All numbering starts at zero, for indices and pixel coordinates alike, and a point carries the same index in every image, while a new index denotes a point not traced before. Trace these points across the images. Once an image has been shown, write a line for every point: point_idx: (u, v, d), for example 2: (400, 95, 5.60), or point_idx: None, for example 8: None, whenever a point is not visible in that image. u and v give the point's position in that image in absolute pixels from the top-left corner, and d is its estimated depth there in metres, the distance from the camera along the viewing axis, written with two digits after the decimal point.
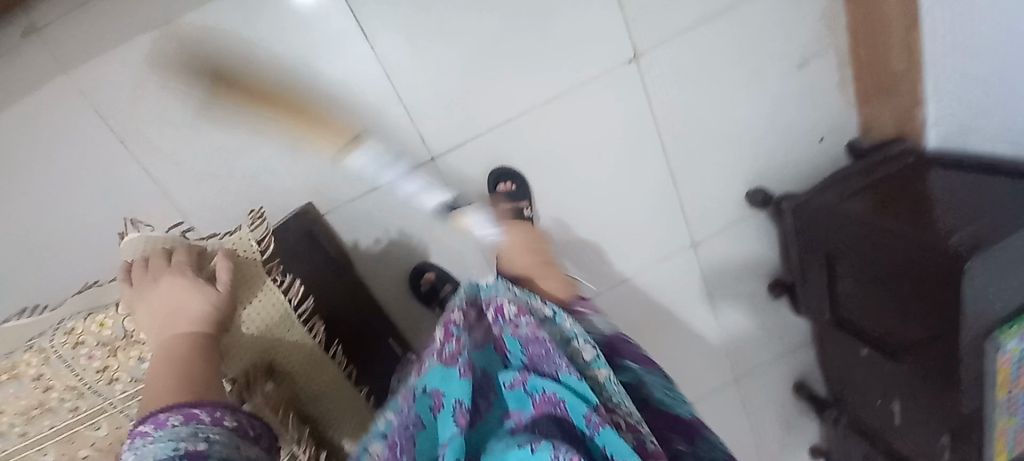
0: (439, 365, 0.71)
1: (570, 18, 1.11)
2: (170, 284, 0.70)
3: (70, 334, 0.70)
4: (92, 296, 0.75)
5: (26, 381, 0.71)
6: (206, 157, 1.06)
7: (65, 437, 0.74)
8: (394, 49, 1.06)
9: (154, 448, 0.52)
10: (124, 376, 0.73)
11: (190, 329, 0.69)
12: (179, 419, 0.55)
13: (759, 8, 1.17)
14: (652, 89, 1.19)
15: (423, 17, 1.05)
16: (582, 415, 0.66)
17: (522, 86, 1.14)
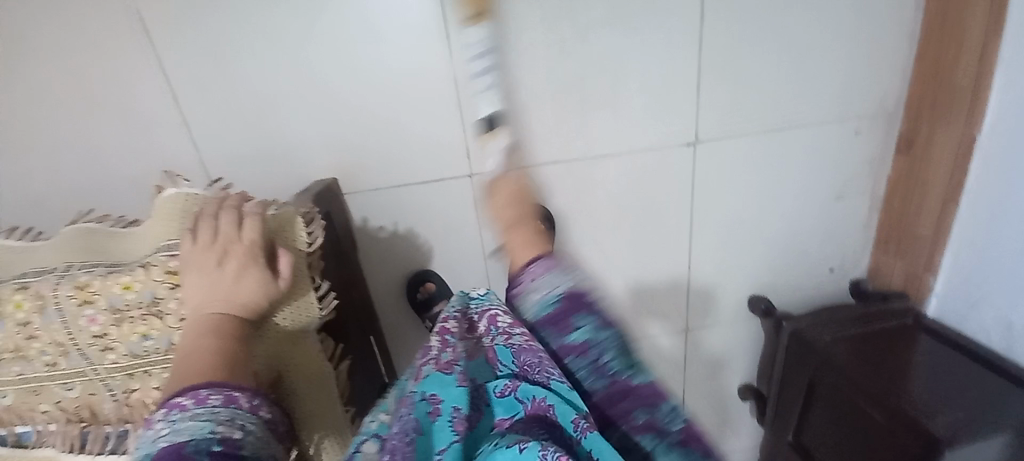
0: (433, 372, 0.64)
1: (643, 85, 1.09)
2: (240, 270, 0.53)
3: (26, 293, 0.51)
4: (86, 240, 0.53)
5: (10, 323, 0.52)
6: (238, 107, 0.99)
7: (30, 388, 0.55)
8: (466, 59, 1.02)
9: (193, 427, 0.45)
10: (67, 363, 0.53)
11: (232, 329, 0.53)
12: (219, 400, 0.48)
13: (818, 137, 1.20)
14: (699, 178, 1.20)
15: (505, 36, 1.01)
16: (570, 421, 0.61)
17: (577, 135, 1.11)
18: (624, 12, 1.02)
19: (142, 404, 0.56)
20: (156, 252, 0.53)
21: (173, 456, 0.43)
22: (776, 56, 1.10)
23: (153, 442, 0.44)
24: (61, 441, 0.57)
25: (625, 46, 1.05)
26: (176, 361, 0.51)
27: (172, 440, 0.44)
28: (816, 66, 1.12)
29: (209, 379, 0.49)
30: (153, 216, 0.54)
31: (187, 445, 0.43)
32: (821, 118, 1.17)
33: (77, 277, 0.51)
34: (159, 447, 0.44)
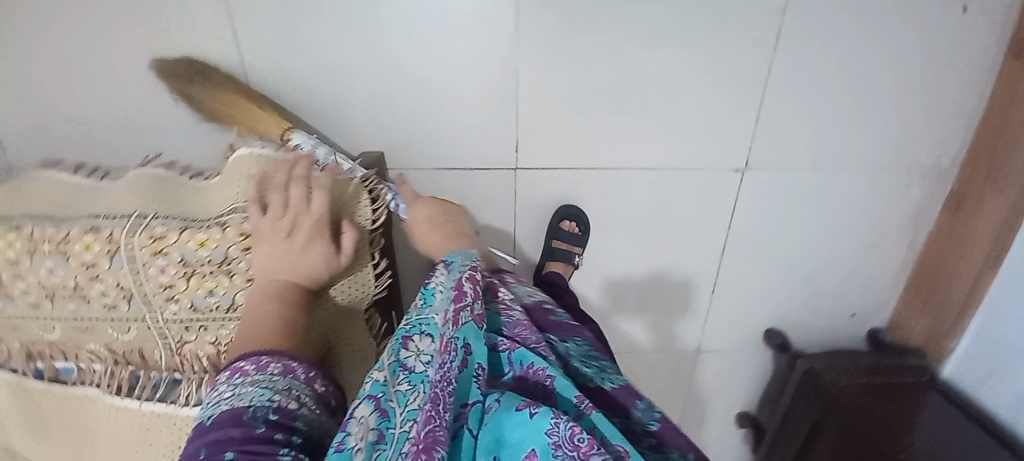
0: (471, 322, 0.59)
1: (703, 104, 1.07)
2: (308, 242, 0.53)
3: (98, 237, 0.51)
4: (168, 186, 0.57)
5: (74, 263, 0.52)
6: (294, 66, 0.96)
7: (79, 327, 0.56)
8: (528, 52, 0.99)
9: (252, 393, 0.44)
10: (128, 306, 0.54)
11: (297, 296, 0.53)
12: (278, 368, 0.48)
13: (869, 185, 1.18)
14: (740, 205, 1.19)
15: (574, 33, 0.98)
16: (571, 397, 0.58)
17: (627, 144, 1.10)
18: (694, 29, 0.99)
19: (195, 358, 0.57)
20: (234, 213, 0.53)
21: (232, 421, 0.43)
22: (842, 95, 1.07)
23: (214, 404, 0.45)
24: (106, 383, 0.57)
25: (690, 63, 1.02)
26: (241, 321, 0.52)
27: (232, 405, 0.44)
28: (879, 112, 1.10)
29: (269, 346, 0.49)
30: (230, 173, 0.57)
31: (246, 412, 0.43)
32: (875, 167, 1.15)
33: (153, 228, 0.51)
34: (219, 410, 0.44)
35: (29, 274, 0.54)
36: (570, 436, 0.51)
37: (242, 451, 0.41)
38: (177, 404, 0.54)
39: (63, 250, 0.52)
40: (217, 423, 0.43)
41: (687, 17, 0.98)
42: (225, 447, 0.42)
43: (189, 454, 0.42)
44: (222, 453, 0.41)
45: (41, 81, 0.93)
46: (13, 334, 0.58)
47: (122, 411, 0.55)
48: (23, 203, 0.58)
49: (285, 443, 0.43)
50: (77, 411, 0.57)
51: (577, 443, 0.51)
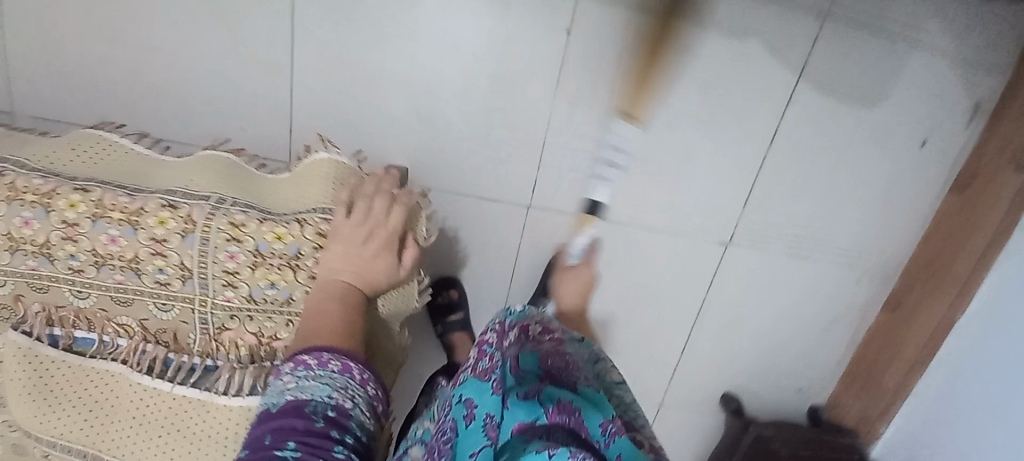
0: (471, 379, 0.59)
1: (702, 180, 1.18)
2: (378, 253, 0.55)
3: (175, 213, 0.52)
4: (238, 172, 0.58)
5: (141, 233, 0.52)
6: (339, 77, 1.01)
7: (121, 298, 0.55)
8: (561, 105, 1.06)
9: (314, 387, 0.45)
10: (182, 286, 0.54)
11: (358, 300, 0.55)
12: (339, 366, 0.48)
13: (833, 277, 1.31)
14: (720, 275, 1.29)
15: (603, 95, 1.06)
16: (598, 424, 0.58)
17: (632, 202, 1.19)
18: (708, 114, 1.11)
19: (233, 346, 0.57)
20: (314, 212, 0.55)
21: (295, 410, 0.44)
22: (820, 193, 1.21)
23: (279, 393, 0.46)
24: (133, 360, 0.56)
25: (697, 141, 1.13)
26: (302, 315, 0.53)
27: (296, 396, 0.45)
28: (850, 215, 1.24)
29: (330, 344, 0.50)
30: (303, 173, 0.59)
31: (307, 405, 0.44)
32: (839, 262, 1.29)
33: (233, 214, 0.53)
34: (284, 399, 0.45)
35: (84, 239, 0.53)
36: None
37: (301, 443, 0.42)
38: (212, 392, 0.54)
39: (133, 220, 0.52)
40: (281, 412, 0.44)
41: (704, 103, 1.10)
42: (286, 436, 0.42)
43: (253, 438, 0.43)
44: (283, 441, 0.42)
45: (97, 49, 0.96)
46: (39, 294, 0.56)
47: (148, 391, 0.54)
48: (76, 162, 0.56)
49: (340, 441, 0.43)
50: (94, 385, 0.55)
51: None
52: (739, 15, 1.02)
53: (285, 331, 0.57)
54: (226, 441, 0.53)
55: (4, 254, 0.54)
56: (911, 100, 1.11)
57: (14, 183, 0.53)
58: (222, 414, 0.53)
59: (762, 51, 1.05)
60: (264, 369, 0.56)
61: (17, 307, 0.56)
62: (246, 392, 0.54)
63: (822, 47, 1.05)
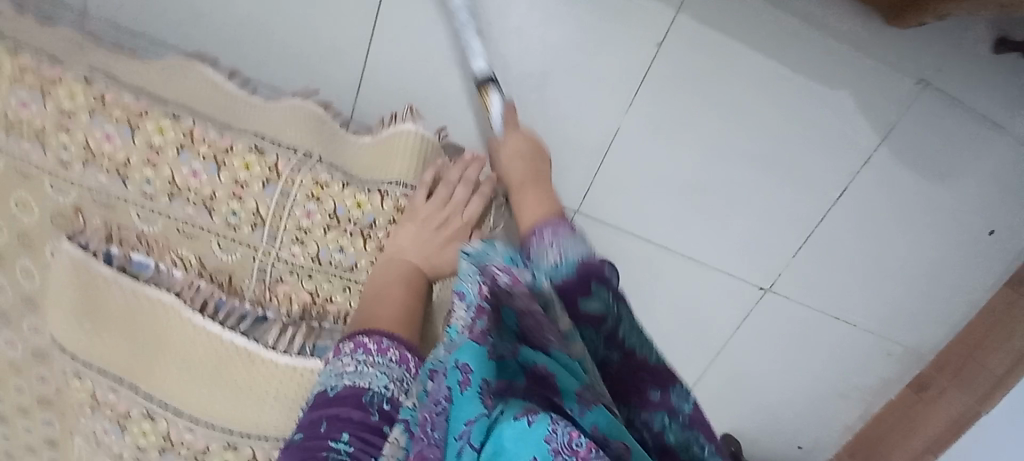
0: (467, 341, 0.34)
1: (764, 214, 0.94)
2: (448, 240, 0.55)
3: (263, 160, 0.52)
4: (324, 128, 0.57)
5: (225, 172, 0.52)
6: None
7: (187, 232, 0.53)
8: (636, 109, 0.87)
9: (373, 376, 0.44)
10: (250, 233, 0.53)
11: (421, 285, 0.54)
12: (395, 356, 0.46)
13: (883, 364, 1.09)
14: (751, 318, 1.04)
15: (688, 106, 0.86)
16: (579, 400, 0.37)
17: (680, 231, 0.96)
18: (774, 156, 0.90)
19: (286, 300, 0.56)
20: (396, 185, 0.55)
21: (350, 398, 0.42)
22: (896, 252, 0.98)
23: (336, 375, 0.44)
24: (187, 294, 0.53)
25: (771, 177, 0.92)
26: (366, 290, 0.53)
27: (354, 383, 0.43)
28: (922, 302, 1.03)
29: (390, 331, 0.48)
30: (384, 142, 0.58)
31: (366, 395, 0.42)
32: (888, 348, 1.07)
33: (318, 173, 0.53)
34: (341, 383, 0.43)
35: (164, 167, 0.52)
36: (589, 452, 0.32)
37: (355, 437, 0.40)
38: (261, 345, 0.52)
39: (219, 158, 0.51)
40: (338, 398, 0.42)
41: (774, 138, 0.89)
42: (340, 426, 0.41)
43: (308, 422, 0.41)
44: (339, 432, 0.40)
45: None
46: (103, 211, 0.53)
47: (196, 332, 0.52)
48: (170, 86, 0.55)
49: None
50: (141, 314, 0.52)
51: (578, 449, 0.33)
52: (840, 60, 0.85)
53: (340, 296, 0.56)
54: (268, 396, 0.52)
55: (77, 165, 0.52)
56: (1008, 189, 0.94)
57: (101, 95, 0.51)
58: (268, 369, 0.52)
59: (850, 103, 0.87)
60: (312, 331, 0.55)
61: (76, 220, 0.53)
62: (295, 350, 0.53)
63: (920, 115, 0.88)
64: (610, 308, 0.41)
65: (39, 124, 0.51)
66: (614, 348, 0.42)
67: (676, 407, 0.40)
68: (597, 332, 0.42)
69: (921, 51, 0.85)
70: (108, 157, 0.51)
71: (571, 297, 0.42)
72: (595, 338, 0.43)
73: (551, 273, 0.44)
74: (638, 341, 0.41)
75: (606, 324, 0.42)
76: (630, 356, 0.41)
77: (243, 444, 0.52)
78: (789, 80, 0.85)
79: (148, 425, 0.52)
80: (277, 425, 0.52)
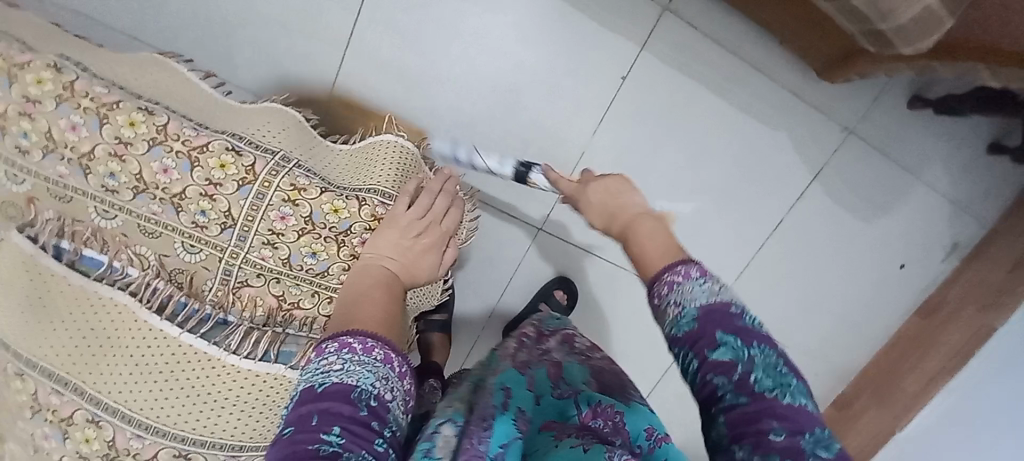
0: (511, 369, 0.49)
1: (718, 239, 0.98)
2: (423, 250, 0.56)
3: (239, 160, 0.52)
4: (303, 133, 0.59)
5: (199, 170, 0.51)
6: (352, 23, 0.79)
7: (150, 229, 0.52)
8: (604, 130, 0.89)
9: (360, 373, 0.43)
10: (219, 233, 0.52)
11: (398, 292, 0.54)
12: (381, 356, 0.46)
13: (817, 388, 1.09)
14: None
15: (654, 131, 0.90)
16: (641, 429, 0.46)
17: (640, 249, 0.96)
18: (712, 185, 0.94)
19: (251, 303, 0.55)
20: (374, 195, 0.56)
21: (339, 394, 0.41)
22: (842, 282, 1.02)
23: (323, 373, 0.43)
24: (144, 293, 0.51)
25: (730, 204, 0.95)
26: (342, 295, 0.53)
27: (342, 379, 0.42)
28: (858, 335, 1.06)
29: (373, 332, 0.48)
30: (363, 152, 0.60)
31: (354, 391, 0.42)
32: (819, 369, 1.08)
33: (296, 176, 0.53)
34: (329, 380, 0.42)
35: (132, 161, 0.50)
36: None
37: (346, 430, 0.39)
38: (222, 349, 0.51)
39: (194, 156, 0.51)
40: (327, 394, 0.41)
41: (718, 166, 0.93)
42: (331, 419, 0.39)
43: (297, 417, 0.40)
44: (330, 425, 0.39)
45: None
46: (58, 204, 0.51)
47: (153, 332, 0.50)
48: (142, 83, 0.54)
49: (380, 433, 0.40)
50: (95, 313, 0.50)
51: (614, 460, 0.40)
52: (785, 100, 0.90)
53: (309, 302, 0.56)
54: (226, 400, 0.50)
55: (37, 153, 0.49)
56: (922, 227, 0.99)
57: (71, 82, 0.49)
58: (229, 373, 0.51)
59: (789, 141, 0.92)
60: (277, 335, 0.54)
61: (28, 211, 0.50)
62: (259, 356, 0.52)
63: (849, 155, 0.94)
64: (738, 352, 0.39)
65: (1, 109, 0.48)
66: (743, 393, 0.37)
67: (807, 458, 0.34)
68: (727, 378, 0.38)
69: (848, 97, 0.91)
70: (72, 148, 0.49)
71: (697, 349, 0.40)
72: (726, 387, 0.38)
73: (674, 323, 0.42)
74: (770, 384, 0.38)
75: (738, 370, 0.38)
76: (757, 396, 0.37)
77: (195, 452, 0.50)
78: (736, 113, 0.90)
79: (92, 431, 0.49)
80: (235, 433, 0.50)
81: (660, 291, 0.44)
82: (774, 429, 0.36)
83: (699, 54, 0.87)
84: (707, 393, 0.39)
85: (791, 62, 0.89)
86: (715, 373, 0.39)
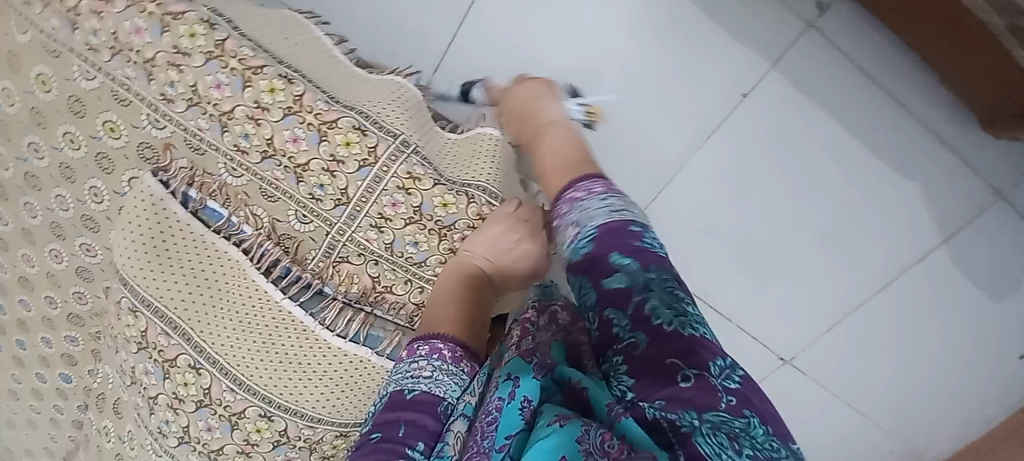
0: (515, 356, 0.43)
1: (832, 285, 0.88)
2: (524, 258, 0.55)
3: (362, 141, 0.52)
4: (422, 117, 0.57)
5: (325, 146, 0.52)
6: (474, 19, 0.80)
7: (265, 191, 0.53)
8: (721, 154, 0.83)
9: (448, 386, 0.43)
10: (331, 208, 0.53)
11: (490, 295, 0.54)
12: (468, 370, 0.46)
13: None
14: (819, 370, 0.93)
15: (782, 160, 0.82)
16: (603, 405, 0.39)
17: (748, 271, 0.89)
18: (844, 216, 0.84)
19: (347, 280, 0.55)
20: (483, 194, 0.55)
21: (426, 406, 0.42)
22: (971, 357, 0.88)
23: (412, 378, 0.44)
24: (255, 253, 0.53)
25: (852, 249, 0.85)
26: (436, 290, 0.53)
27: (430, 390, 0.43)
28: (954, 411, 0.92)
29: (462, 340, 0.48)
30: (472, 145, 0.58)
31: (442, 404, 0.42)
32: (894, 444, 0.96)
33: (412, 165, 0.53)
34: (418, 388, 0.43)
35: (263, 127, 0.52)
36: (601, 446, 0.35)
37: (430, 446, 0.40)
38: (317, 322, 0.52)
39: (323, 131, 0.52)
40: (414, 402, 0.42)
41: (829, 207, 0.83)
42: (416, 432, 0.40)
43: (385, 422, 0.41)
44: (415, 439, 0.40)
45: None
46: (192, 154, 0.53)
47: (259, 293, 0.52)
48: (281, 49, 0.54)
49: None
50: (207, 267, 0.52)
51: (608, 449, 0.35)
52: (921, 153, 0.80)
53: (401, 288, 0.55)
54: (314, 372, 0.51)
55: (181, 104, 0.52)
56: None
57: (222, 41, 0.51)
58: (319, 347, 0.52)
59: (919, 199, 0.82)
60: (367, 316, 0.54)
61: (163, 155, 0.53)
62: (349, 335, 0.52)
63: (992, 224, 0.81)
64: (633, 278, 0.40)
65: (150, 55, 0.51)
66: (641, 330, 0.39)
67: (715, 395, 0.36)
68: (623, 313, 0.39)
69: (1004, 160, 0.79)
70: (206, 101, 0.51)
71: (594, 278, 0.41)
72: (624, 323, 0.40)
73: (575, 250, 0.43)
74: (668, 314, 0.39)
75: (633, 301, 0.39)
76: (655, 331, 0.38)
77: (279, 416, 0.51)
78: (861, 160, 0.81)
79: (190, 376, 0.51)
80: (316, 405, 0.51)
81: (561, 213, 0.45)
82: (682, 376, 0.37)
83: (832, 90, 0.78)
84: (605, 330, 0.41)
85: (940, 110, 0.78)
86: (607, 307, 0.40)
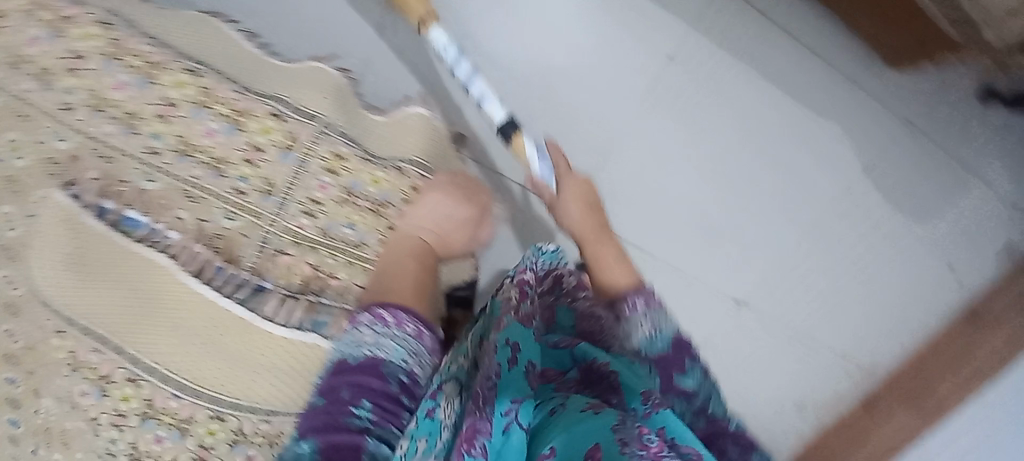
0: (515, 322, 0.48)
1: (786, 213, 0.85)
2: (462, 222, 0.56)
3: (280, 127, 0.53)
4: (343, 99, 0.57)
5: (242, 134, 0.52)
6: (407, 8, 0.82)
7: (185, 189, 0.52)
8: (656, 109, 0.84)
9: (390, 348, 0.47)
10: (259, 199, 0.53)
11: (433, 264, 0.55)
12: (413, 332, 0.48)
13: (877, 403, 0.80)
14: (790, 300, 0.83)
15: (713, 105, 0.84)
16: (638, 395, 0.45)
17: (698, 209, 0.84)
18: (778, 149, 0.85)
19: (287, 272, 0.54)
20: (412, 166, 0.57)
21: (370, 368, 0.45)
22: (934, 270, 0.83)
23: (355, 346, 0.46)
24: (184, 257, 0.51)
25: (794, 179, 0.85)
26: (380, 265, 0.54)
27: (372, 354, 0.46)
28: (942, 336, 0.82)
29: (405, 303, 0.49)
30: (399, 123, 0.59)
31: (384, 365, 0.46)
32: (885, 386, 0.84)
33: (337, 145, 0.55)
34: (362, 353, 0.46)
35: (177, 124, 0.51)
36: (637, 435, 0.38)
37: (375, 404, 0.44)
38: (257, 315, 0.51)
39: (237, 119, 0.52)
40: (358, 367, 0.45)
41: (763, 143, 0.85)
42: (361, 392, 0.44)
43: (330, 387, 0.45)
44: (360, 399, 0.44)
45: None
46: (101, 164, 0.51)
47: (192, 295, 0.50)
48: (192, 45, 0.55)
49: (408, 407, 0.45)
50: (134, 274, 0.50)
51: (647, 443, 0.38)
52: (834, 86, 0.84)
53: (344, 272, 0.55)
54: (263, 366, 0.50)
55: (83, 111, 0.50)
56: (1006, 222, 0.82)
57: (117, 38, 0.51)
58: (264, 340, 0.51)
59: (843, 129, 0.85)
60: (312, 304, 0.53)
61: (70, 167, 0.50)
62: (294, 324, 0.51)
63: (914, 143, 0.84)
64: (699, 384, 0.49)
65: (46, 64, 0.50)
66: (701, 417, 0.48)
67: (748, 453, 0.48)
68: (688, 404, 0.48)
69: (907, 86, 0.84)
70: (112, 104, 0.51)
71: (667, 373, 0.48)
72: (684, 409, 0.48)
73: (649, 350, 0.49)
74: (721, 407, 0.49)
75: (698, 399, 0.48)
76: (712, 419, 0.48)
77: (230, 416, 0.50)
78: (783, 97, 0.84)
79: (130, 390, 0.49)
80: (268, 399, 0.50)
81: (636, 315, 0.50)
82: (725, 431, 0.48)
83: (745, 37, 0.84)
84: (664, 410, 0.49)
85: (845, 46, 0.84)
86: (671, 393, 0.48)
